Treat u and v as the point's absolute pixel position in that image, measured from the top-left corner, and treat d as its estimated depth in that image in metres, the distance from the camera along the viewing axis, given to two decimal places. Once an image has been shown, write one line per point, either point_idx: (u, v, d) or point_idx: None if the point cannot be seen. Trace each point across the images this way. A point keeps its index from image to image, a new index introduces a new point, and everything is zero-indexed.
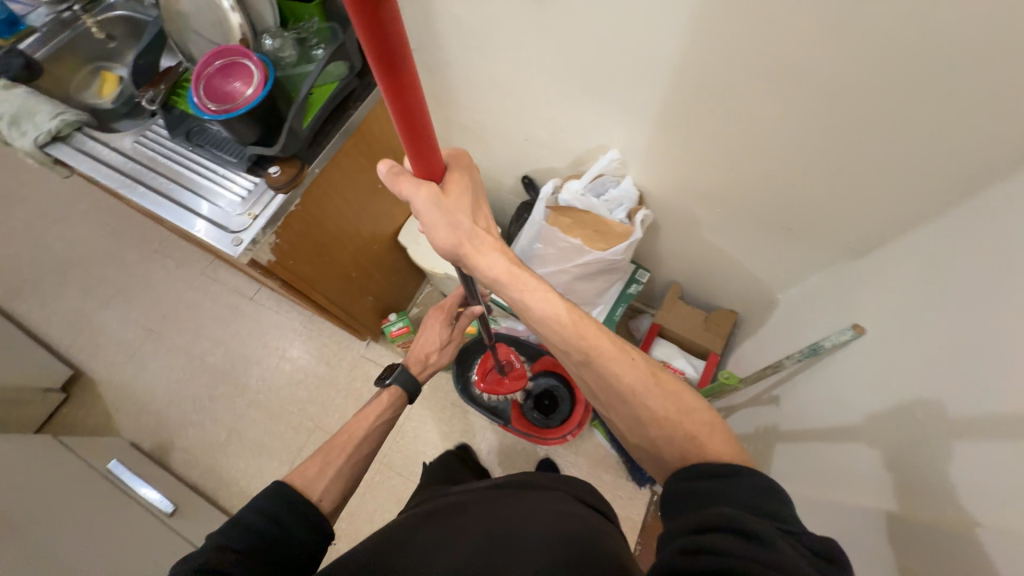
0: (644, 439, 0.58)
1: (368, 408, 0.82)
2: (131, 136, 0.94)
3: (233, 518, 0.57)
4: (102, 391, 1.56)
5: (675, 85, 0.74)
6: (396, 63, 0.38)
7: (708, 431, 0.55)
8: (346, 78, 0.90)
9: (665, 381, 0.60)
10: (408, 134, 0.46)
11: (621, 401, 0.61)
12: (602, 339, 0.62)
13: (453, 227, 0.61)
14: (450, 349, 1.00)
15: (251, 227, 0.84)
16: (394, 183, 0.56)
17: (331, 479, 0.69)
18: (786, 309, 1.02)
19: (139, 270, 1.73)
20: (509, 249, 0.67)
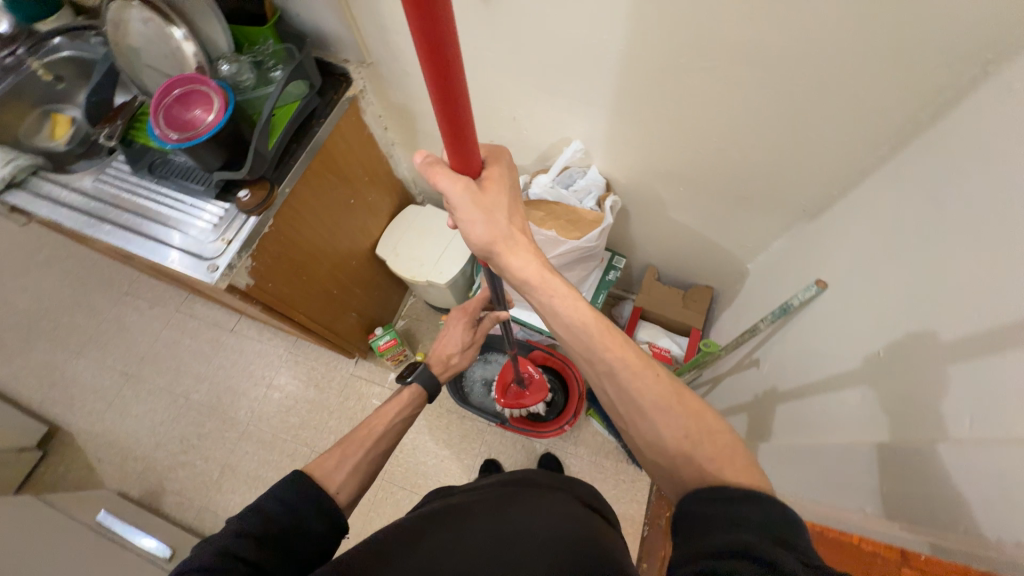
0: (663, 458, 0.55)
1: (388, 406, 0.82)
2: (90, 176, 0.93)
3: (254, 503, 0.58)
4: (82, 444, 1.50)
5: (630, 75, 0.78)
6: (440, 45, 0.39)
7: (731, 455, 0.52)
8: (307, 96, 0.92)
9: (688, 402, 0.57)
10: (446, 121, 0.47)
11: (640, 418, 0.58)
12: (627, 350, 0.60)
13: (490, 224, 0.61)
14: (472, 353, 1.02)
15: (226, 252, 0.84)
16: (431, 172, 0.58)
17: (349, 472, 0.69)
18: (757, 277, 1.06)
19: (110, 314, 1.67)
20: (542, 252, 0.66)
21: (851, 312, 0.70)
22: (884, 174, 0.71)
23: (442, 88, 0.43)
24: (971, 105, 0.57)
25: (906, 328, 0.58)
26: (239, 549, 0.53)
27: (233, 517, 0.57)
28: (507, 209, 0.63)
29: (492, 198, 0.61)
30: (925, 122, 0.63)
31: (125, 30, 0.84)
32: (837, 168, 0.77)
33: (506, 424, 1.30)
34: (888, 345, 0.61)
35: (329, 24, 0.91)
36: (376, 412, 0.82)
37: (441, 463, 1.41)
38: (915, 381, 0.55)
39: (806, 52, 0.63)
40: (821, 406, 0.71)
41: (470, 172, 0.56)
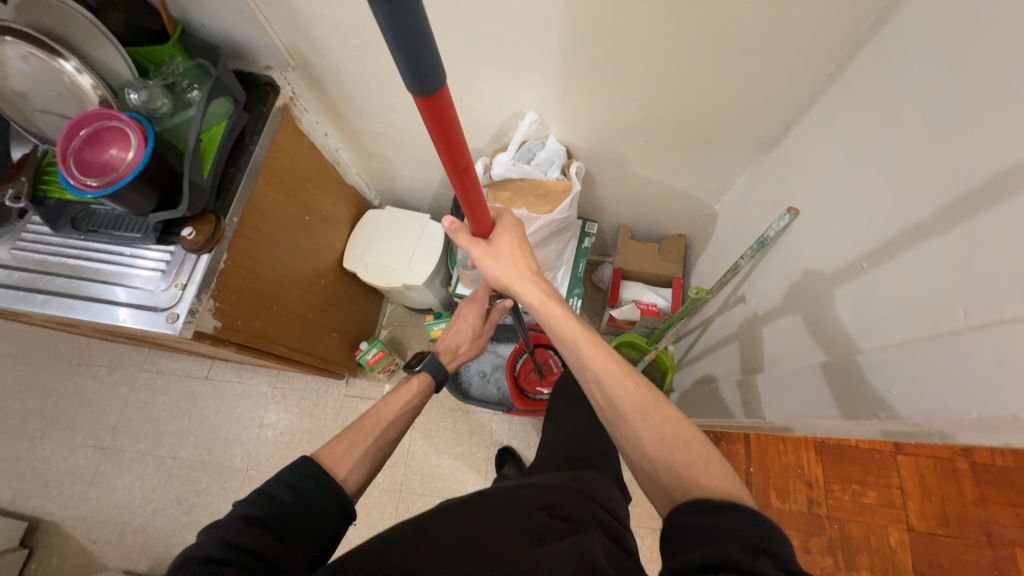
0: (645, 461, 0.60)
1: (396, 395, 0.81)
2: (6, 245, 0.82)
3: (261, 488, 0.58)
4: (70, 530, 1.40)
5: (572, 35, 0.75)
6: (456, 153, 0.51)
7: (706, 462, 0.57)
8: (235, 113, 0.84)
9: (665, 410, 0.62)
10: (462, 193, 0.59)
11: (622, 422, 0.63)
12: (611, 363, 0.67)
13: (500, 264, 0.74)
14: (479, 342, 1.04)
15: (183, 297, 0.77)
16: (454, 234, 0.73)
17: (358, 458, 0.69)
18: (727, 216, 1.08)
19: (67, 390, 1.54)
20: (546, 282, 0.74)
21: (826, 232, 0.71)
22: (834, 93, 0.72)
23: (460, 176, 0.55)
24: (911, 6, 0.57)
25: (878, 236, 0.61)
26: (244, 537, 0.52)
27: (240, 503, 0.56)
28: (515, 253, 0.74)
29: (500, 245, 0.74)
30: (868, 34, 0.64)
31: (3, 71, 0.73)
32: (788, 93, 0.78)
33: (513, 409, 1.29)
34: (868, 257, 0.62)
35: (242, 30, 0.83)
36: (385, 399, 0.80)
37: (455, 463, 1.40)
38: (895, 286, 0.57)
39: None
40: (806, 328, 0.73)
41: (484, 230, 0.71)
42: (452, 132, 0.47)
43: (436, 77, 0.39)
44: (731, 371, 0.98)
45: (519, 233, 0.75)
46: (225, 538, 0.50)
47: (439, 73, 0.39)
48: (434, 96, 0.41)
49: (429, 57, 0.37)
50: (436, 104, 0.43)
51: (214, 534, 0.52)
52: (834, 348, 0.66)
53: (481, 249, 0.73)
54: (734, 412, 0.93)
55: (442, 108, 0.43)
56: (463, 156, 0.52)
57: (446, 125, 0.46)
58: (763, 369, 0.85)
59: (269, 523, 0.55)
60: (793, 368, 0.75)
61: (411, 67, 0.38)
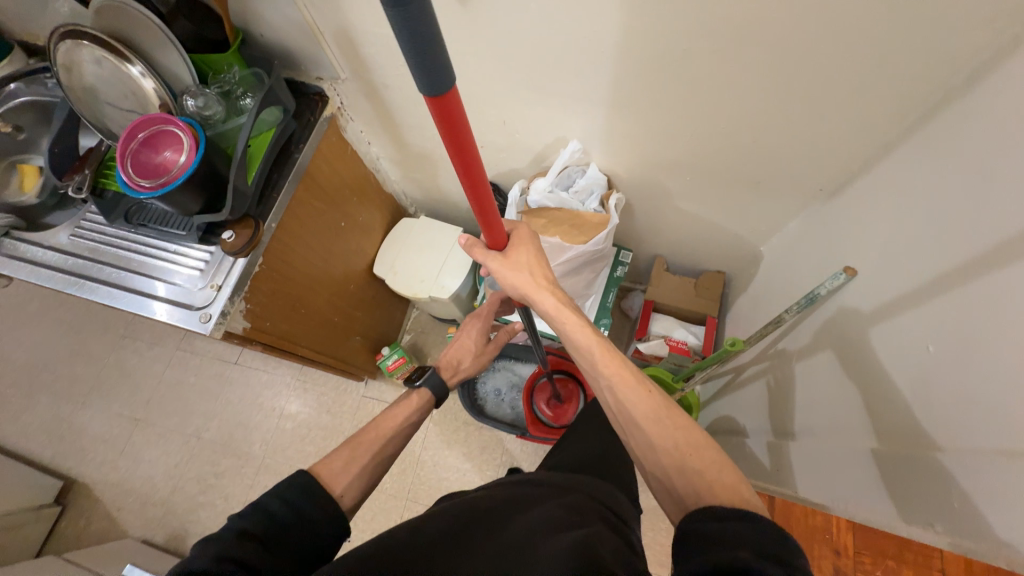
0: (656, 467, 0.58)
1: (396, 410, 0.80)
2: (66, 230, 0.88)
3: (258, 502, 0.58)
4: (100, 494, 1.48)
5: (627, 66, 0.72)
6: (469, 160, 0.48)
7: (719, 469, 0.55)
8: (283, 121, 0.86)
9: (678, 417, 0.59)
10: (476, 202, 0.56)
11: (636, 431, 0.61)
12: (624, 369, 0.64)
13: (514, 274, 0.71)
14: (480, 360, 1.01)
15: (217, 298, 0.80)
16: (470, 250, 0.71)
17: (355, 475, 0.68)
18: (773, 260, 1.02)
19: (110, 360, 1.64)
20: (560, 288, 0.71)
21: (887, 298, 0.65)
22: (911, 147, 0.66)
23: (473, 185, 0.52)
24: (1013, 63, 0.51)
25: (951, 315, 0.55)
26: (237, 550, 0.51)
27: (235, 515, 0.56)
28: (531, 261, 0.72)
29: (515, 255, 0.71)
30: (959, 88, 0.58)
31: (78, 72, 0.77)
32: (857, 142, 0.72)
33: (526, 434, 1.27)
34: (937, 339, 0.56)
35: (299, 42, 0.85)
36: (385, 413, 0.79)
37: (463, 478, 1.38)
38: (965, 374, 0.51)
39: (823, 25, 0.57)
40: (853, 401, 0.67)
41: (498, 242, 0.68)
42: (462, 138, 0.44)
43: (443, 75, 0.37)
44: (761, 428, 0.92)
45: (535, 242, 0.73)
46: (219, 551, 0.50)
47: (449, 72, 0.37)
48: (443, 98, 0.39)
49: (436, 54, 0.35)
50: (445, 107, 0.40)
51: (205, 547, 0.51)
52: (887, 431, 0.60)
53: (496, 261, 0.71)
54: (760, 473, 0.87)
55: (451, 112, 0.41)
56: (475, 164, 0.49)
57: (456, 131, 0.43)
58: (799, 434, 0.78)
59: (261, 540, 0.54)
60: (836, 443, 0.68)
61: (418, 66, 0.36)
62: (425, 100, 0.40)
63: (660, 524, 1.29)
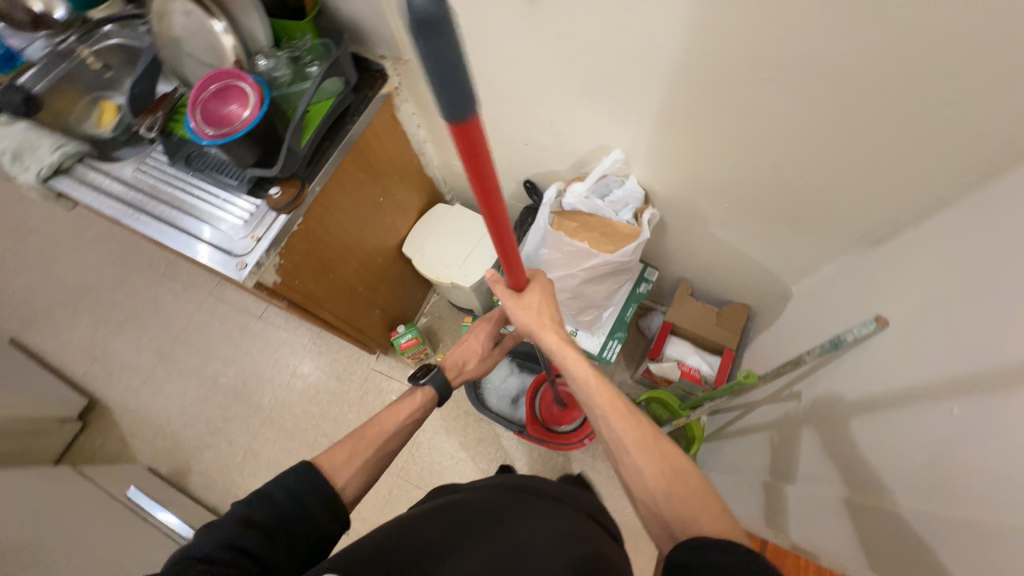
0: (645, 495, 0.59)
1: (400, 404, 0.82)
2: (132, 165, 0.94)
3: (262, 490, 0.60)
4: (118, 418, 1.58)
5: (680, 82, 0.72)
6: (489, 189, 0.48)
7: (704, 498, 0.56)
8: (343, 93, 0.90)
9: (664, 445, 0.62)
10: (494, 232, 0.56)
11: (625, 458, 0.63)
12: (616, 401, 0.66)
13: (526, 313, 0.73)
14: (485, 363, 1.03)
15: (255, 249, 0.84)
16: (493, 285, 0.75)
17: (357, 469, 0.71)
18: (803, 302, 0.99)
19: (148, 295, 1.74)
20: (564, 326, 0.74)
21: (914, 353, 0.62)
22: (966, 204, 0.63)
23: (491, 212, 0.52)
24: None
25: (975, 379, 0.51)
26: (241, 538, 0.53)
27: (239, 503, 0.58)
28: (541, 303, 0.74)
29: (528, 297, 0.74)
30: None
31: (168, 22, 0.85)
32: (909, 191, 0.69)
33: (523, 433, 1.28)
34: (962, 402, 0.52)
35: (368, 17, 0.88)
36: (390, 407, 0.82)
37: (455, 466, 1.40)
38: (982, 443, 0.49)
39: (888, 59, 0.56)
40: (864, 457, 0.65)
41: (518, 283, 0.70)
42: (483, 168, 0.44)
43: (466, 102, 0.36)
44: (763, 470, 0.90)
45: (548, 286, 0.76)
46: (224, 538, 0.52)
47: (470, 99, 0.37)
48: (466, 125, 0.39)
49: (459, 81, 0.35)
50: (468, 134, 0.40)
51: (211, 533, 0.53)
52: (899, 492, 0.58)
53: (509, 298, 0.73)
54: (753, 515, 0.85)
55: (473, 140, 0.41)
56: (495, 192, 0.49)
57: (478, 159, 0.43)
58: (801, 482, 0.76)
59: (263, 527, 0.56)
60: (842, 496, 0.66)
61: (441, 93, 0.35)
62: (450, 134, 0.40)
63: (642, 548, 1.28)
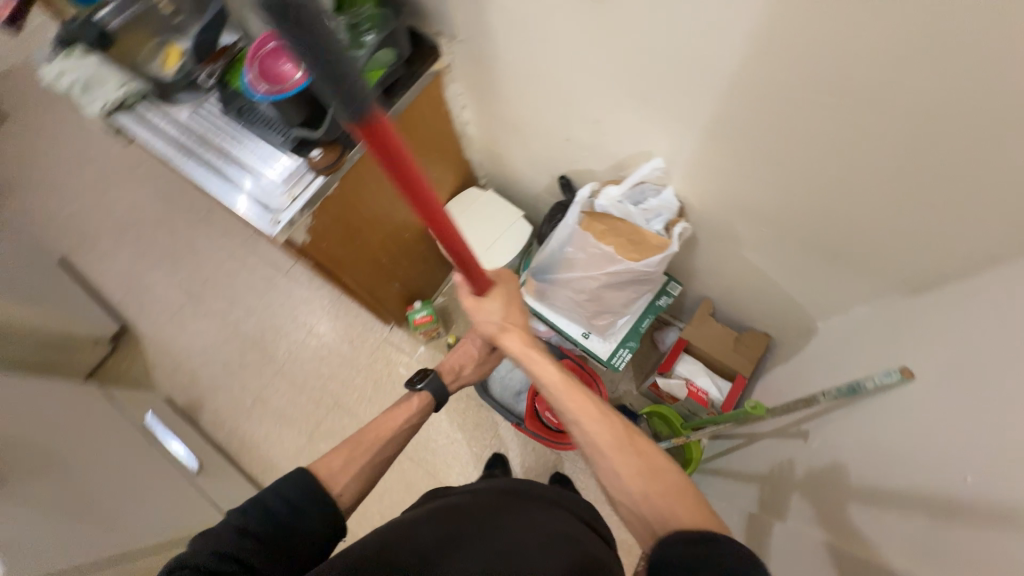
0: (625, 495, 0.64)
1: (396, 410, 0.86)
2: (188, 109, 0.98)
3: (256, 499, 0.63)
4: (145, 347, 1.67)
5: (735, 97, 0.70)
6: (411, 182, 0.54)
7: (680, 493, 0.62)
8: (394, 65, 0.91)
9: (639, 444, 0.67)
10: (428, 220, 0.63)
11: (602, 462, 0.67)
12: (588, 404, 0.70)
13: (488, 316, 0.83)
14: (483, 368, 1.05)
15: (290, 207, 0.87)
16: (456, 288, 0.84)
17: (353, 474, 0.73)
18: (829, 340, 0.95)
19: (185, 236, 1.82)
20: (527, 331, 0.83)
21: (938, 413, 0.59)
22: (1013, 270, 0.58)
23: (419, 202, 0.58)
24: None
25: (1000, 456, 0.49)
26: (236, 549, 0.57)
27: (234, 513, 0.61)
28: (502, 308, 0.83)
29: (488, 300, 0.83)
30: None
31: None
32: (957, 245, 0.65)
33: (522, 425, 1.30)
34: (983, 477, 0.50)
35: None
36: (386, 412, 0.85)
37: (450, 445, 1.43)
38: (999, 521, 0.47)
39: (968, 110, 0.53)
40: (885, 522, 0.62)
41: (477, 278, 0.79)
42: (400, 160, 0.51)
43: (363, 105, 0.42)
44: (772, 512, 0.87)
45: (513, 286, 0.88)
46: (216, 548, 0.55)
47: (369, 101, 0.42)
48: (369, 125, 0.45)
49: (355, 89, 0.41)
50: (375, 133, 0.46)
51: (207, 541, 0.57)
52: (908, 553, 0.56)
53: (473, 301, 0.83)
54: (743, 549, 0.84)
55: (380, 136, 0.46)
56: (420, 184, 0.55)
57: (389, 153, 0.49)
58: None
59: (261, 542, 0.59)
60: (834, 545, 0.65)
61: (341, 102, 0.41)
62: (371, 147, 0.49)
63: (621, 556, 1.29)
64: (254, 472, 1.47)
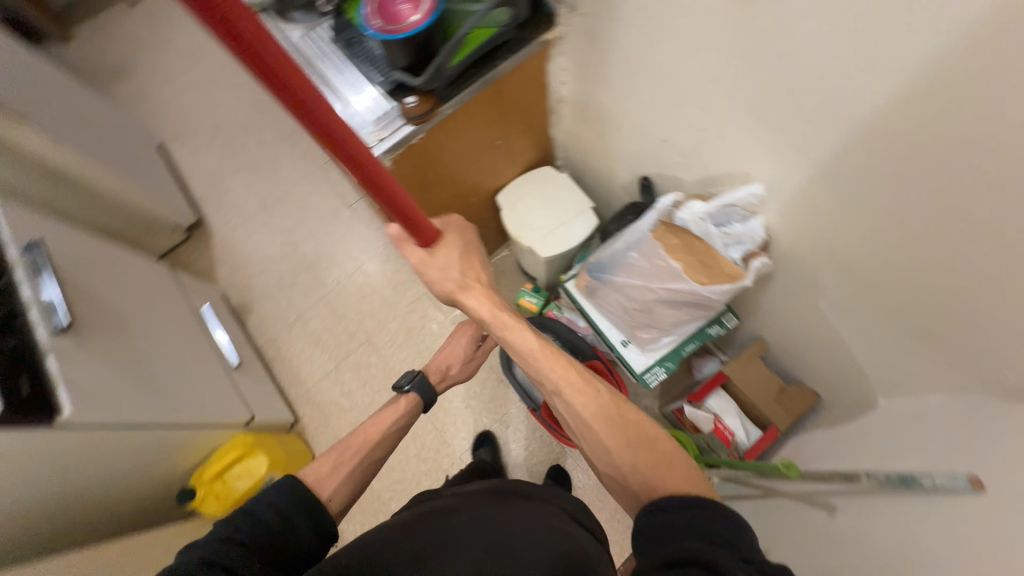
0: (613, 467, 0.68)
1: (383, 414, 0.93)
2: (300, 29, 0.99)
3: (242, 512, 0.66)
4: (214, 243, 1.80)
5: (871, 141, 0.63)
6: (265, 62, 0.45)
7: (669, 462, 0.65)
8: (506, 27, 0.88)
9: (625, 414, 0.71)
10: (313, 127, 0.54)
11: (588, 433, 0.71)
12: (571, 373, 0.75)
13: (447, 275, 0.81)
14: (469, 366, 1.11)
15: (375, 148, 0.89)
16: (400, 245, 0.81)
17: (341, 480, 0.81)
18: (886, 419, 0.88)
19: (269, 150, 1.91)
20: (493, 292, 0.83)
21: (998, 538, 0.54)
22: None
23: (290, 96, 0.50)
24: None
25: None
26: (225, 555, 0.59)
27: (218, 526, 0.64)
28: (461, 265, 0.82)
29: (440, 257, 0.81)
30: None
31: None
32: None
33: (537, 411, 1.30)
34: None
35: None
36: (374, 418, 0.93)
37: (462, 409, 1.47)
38: None
39: None
40: None
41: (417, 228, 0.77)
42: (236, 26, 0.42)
43: None
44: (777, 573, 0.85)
45: (464, 237, 0.85)
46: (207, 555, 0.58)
47: None
48: None
49: None
50: None
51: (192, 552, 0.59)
52: None
53: (425, 259, 0.81)
54: None
55: None
56: (282, 68, 0.47)
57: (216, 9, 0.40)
58: None
59: (246, 545, 0.62)
60: None
61: None
62: (198, 14, 0.41)
63: None
64: (282, 381, 1.59)
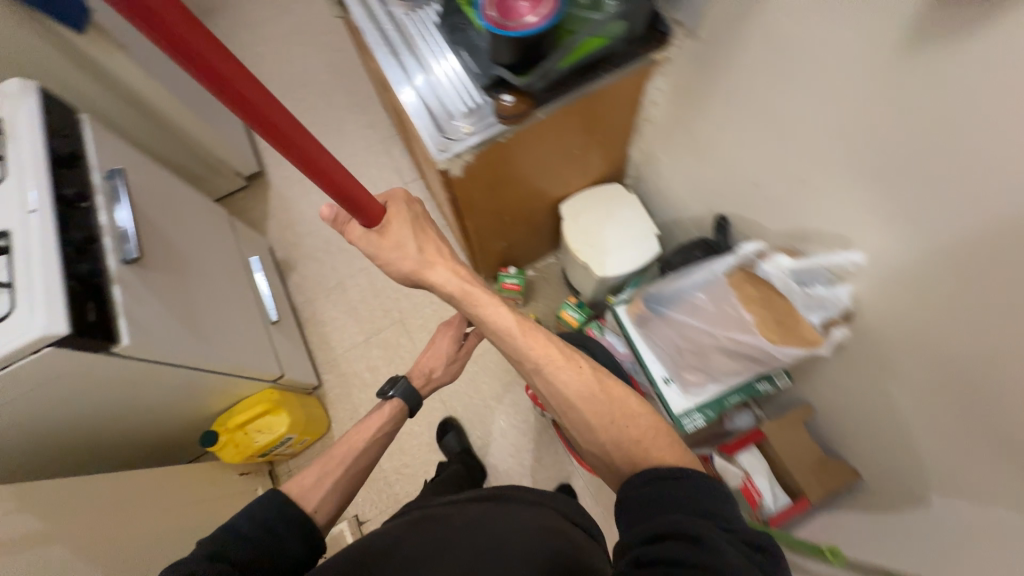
0: (598, 445, 0.70)
1: (369, 421, 0.94)
2: (405, 8, 0.99)
3: (226, 531, 0.67)
4: (270, 196, 1.84)
5: (1003, 236, 0.57)
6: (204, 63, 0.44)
7: (653, 435, 0.68)
8: (618, 39, 0.84)
9: (608, 389, 0.73)
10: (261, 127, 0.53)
11: (571, 410, 0.73)
12: (548, 348, 0.76)
13: (405, 253, 0.79)
14: (453, 366, 1.10)
15: (462, 141, 0.88)
16: (346, 230, 0.76)
17: (327, 490, 0.81)
18: (938, 521, 0.82)
19: (339, 114, 1.93)
20: (457, 264, 0.81)
21: None
22: None
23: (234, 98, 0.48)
24: None
25: None
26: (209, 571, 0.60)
27: (203, 545, 0.65)
28: (416, 241, 0.79)
29: (395, 232, 0.78)
30: None
31: None
32: None
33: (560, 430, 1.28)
34: None
35: None
36: (361, 424, 0.93)
37: (480, 407, 1.47)
38: None
39: None
40: None
41: (371, 215, 0.73)
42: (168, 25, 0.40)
43: None
44: None
45: (410, 211, 0.80)
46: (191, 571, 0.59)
47: None
48: None
49: None
50: None
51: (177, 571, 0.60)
52: None
53: (377, 242, 0.77)
54: None
55: None
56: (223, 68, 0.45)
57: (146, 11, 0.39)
58: None
59: (234, 563, 0.64)
60: None
61: None
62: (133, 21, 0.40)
63: None
64: (311, 343, 1.61)
